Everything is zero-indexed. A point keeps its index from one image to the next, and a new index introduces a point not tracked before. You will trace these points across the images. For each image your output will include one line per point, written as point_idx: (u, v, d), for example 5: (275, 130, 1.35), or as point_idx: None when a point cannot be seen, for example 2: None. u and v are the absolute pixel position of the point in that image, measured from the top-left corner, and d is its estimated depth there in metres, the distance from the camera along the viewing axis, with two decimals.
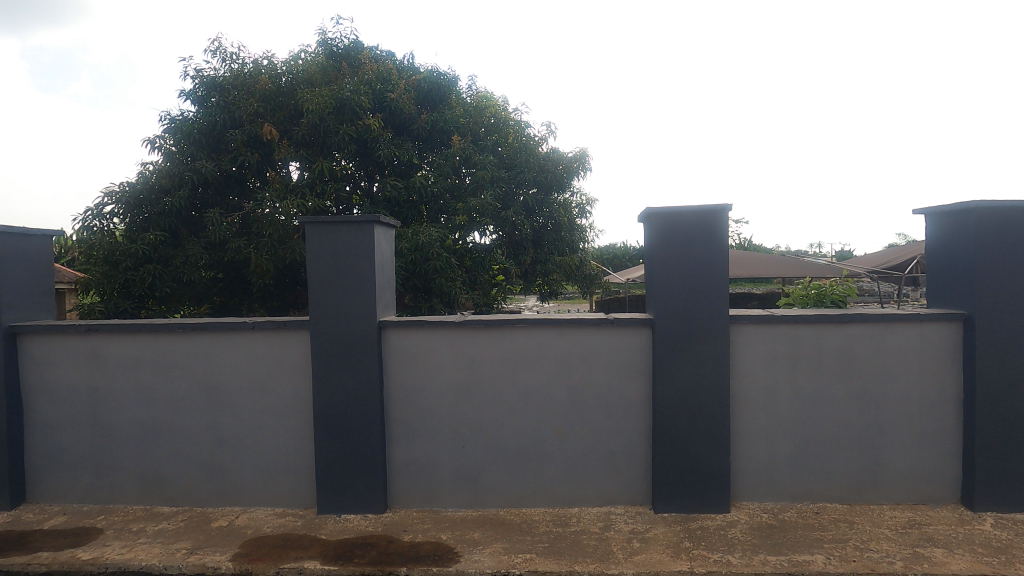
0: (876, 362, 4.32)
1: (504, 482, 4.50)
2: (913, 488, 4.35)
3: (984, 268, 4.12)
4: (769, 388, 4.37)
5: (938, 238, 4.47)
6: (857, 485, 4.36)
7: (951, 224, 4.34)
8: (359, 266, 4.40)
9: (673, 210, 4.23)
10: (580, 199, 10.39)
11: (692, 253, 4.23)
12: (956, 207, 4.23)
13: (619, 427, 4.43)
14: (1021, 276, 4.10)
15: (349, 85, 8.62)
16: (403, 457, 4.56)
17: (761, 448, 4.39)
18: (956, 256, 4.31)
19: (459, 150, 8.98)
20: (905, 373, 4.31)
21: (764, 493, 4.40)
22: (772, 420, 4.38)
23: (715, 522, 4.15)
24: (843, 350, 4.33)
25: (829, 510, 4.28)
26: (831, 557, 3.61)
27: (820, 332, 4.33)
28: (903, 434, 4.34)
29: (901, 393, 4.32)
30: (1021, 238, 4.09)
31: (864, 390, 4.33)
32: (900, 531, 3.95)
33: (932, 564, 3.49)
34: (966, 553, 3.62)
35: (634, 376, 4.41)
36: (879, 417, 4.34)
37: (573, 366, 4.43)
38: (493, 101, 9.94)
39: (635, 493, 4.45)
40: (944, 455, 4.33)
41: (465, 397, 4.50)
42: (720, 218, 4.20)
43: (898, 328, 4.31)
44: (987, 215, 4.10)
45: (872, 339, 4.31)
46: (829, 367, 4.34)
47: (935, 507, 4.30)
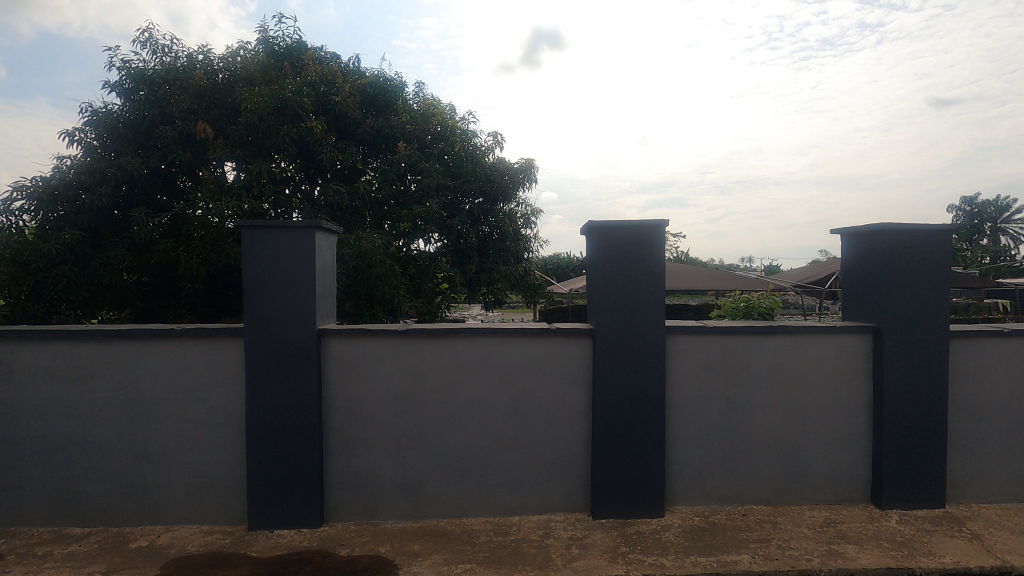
0: (798, 371, 4.62)
1: (445, 493, 4.48)
2: (830, 489, 4.67)
3: (891, 285, 4.51)
4: (702, 396, 4.58)
5: (853, 256, 4.85)
6: (781, 487, 4.64)
7: (864, 243, 4.73)
8: (297, 272, 4.28)
9: (614, 224, 4.39)
10: (526, 210, 10.51)
11: (631, 267, 4.38)
12: (866, 228, 4.62)
13: (560, 435, 4.51)
14: (923, 293, 4.50)
15: (291, 85, 8.38)
16: (341, 469, 4.45)
17: (695, 454, 4.59)
18: (867, 273, 4.69)
19: (405, 156, 8.82)
20: (824, 382, 4.64)
21: (696, 497, 4.60)
22: (704, 427, 4.59)
23: (650, 526, 4.30)
24: (770, 360, 4.60)
25: (755, 512, 4.53)
26: (755, 556, 3.82)
27: (749, 343, 4.59)
28: (822, 439, 4.65)
29: (820, 401, 4.64)
30: (923, 258, 4.50)
31: (788, 397, 4.62)
32: (817, 529, 4.23)
33: (844, 560, 3.76)
34: (874, 548, 3.93)
35: (575, 386, 4.51)
36: (801, 423, 4.63)
37: (516, 375, 4.48)
38: (440, 109, 9.93)
39: (574, 500, 4.53)
40: (856, 458, 4.67)
41: (408, 407, 4.46)
42: (658, 233, 4.37)
43: (818, 340, 4.63)
44: (892, 236, 4.51)
45: (795, 350, 4.62)
46: (756, 377, 4.60)
47: (848, 506, 4.64)
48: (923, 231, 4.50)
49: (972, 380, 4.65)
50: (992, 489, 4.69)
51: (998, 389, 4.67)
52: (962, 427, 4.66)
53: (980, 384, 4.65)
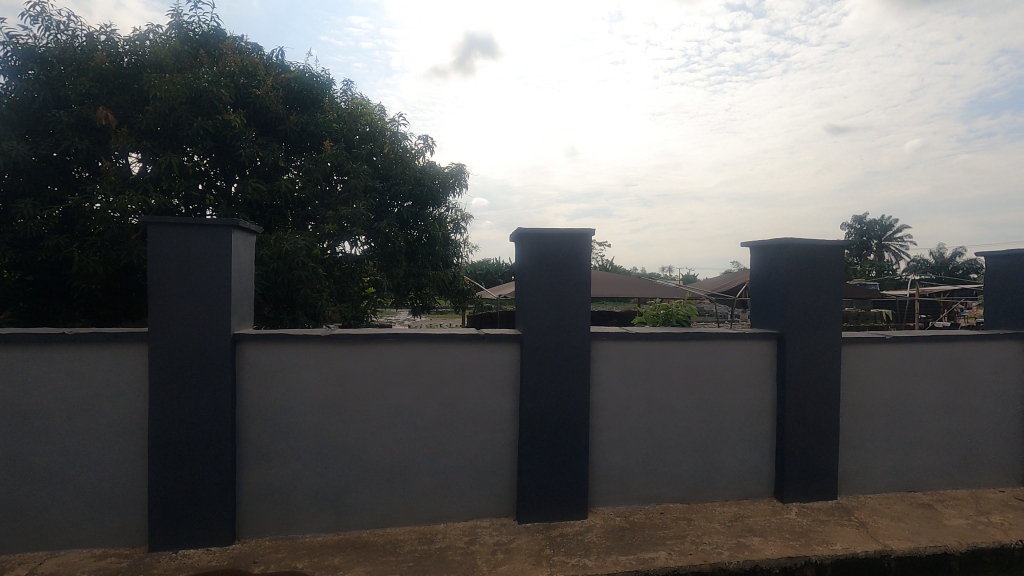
0: (712, 375, 4.90)
1: (369, 503, 4.35)
2: (739, 485, 4.98)
3: (793, 295, 4.89)
4: (624, 400, 4.75)
5: (760, 268, 5.22)
6: (695, 485, 4.89)
7: (769, 256, 5.10)
8: (211, 273, 4.02)
9: (542, 232, 4.47)
10: (456, 215, 10.49)
11: (559, 274, 4.47)
12: (772, 242, 4.99)
13: (487, 441, 4.52)
14: (819, 303, 4.92)
15: (207, 75, 7.89)
16: (257, 482, 4.22)
17: (617, 456, 4.75)
18: (772, 284, 5.07)
19: (330, 156, 8.52)
20: (734, 385, 4.95)
21: (618, 497, 4.75)
22: (625, 430, 4.76)
23: (573, 528, 4.39)
24: (686, 364, 4.85)
25: (671, 510, 4.75)
26: (671, 552, 4.01)
27: (667, 348, 4.82)
28: (732, 438, 4.96)
29: (731, 403, 4.94)
30: (819, 271, 4.91)
31: (702, 400, 4.88)
32: (727, 524, 4.50)
33: (751, 552, 4.03)
34: (777, 540, 4.23)
35: (502, 391, 4.53)
36: (714, 424, 4.92)
37: (444, 381, 4.44)
38: (369, 109, 9.72)
39: (500, 506, 4.55)
40: (762, 456, 5.02)
41: (330, 415, 4.30)
42: (584, 242, 4.49)
43: (729, 345, 4.94)
44: (794, 251, 4.90)
45: (709, 355, 4.90)
46: (674, 380, 4.83)
47: (754, 501, 4.97)
48: (820, 246, 4.92)
49: (861, 382, 5.13)
50: (876, 481, 5.20)
51: (882, 390, 5.18)
52: (852, 425, 5.13)
53: (867, 386, 5.15)
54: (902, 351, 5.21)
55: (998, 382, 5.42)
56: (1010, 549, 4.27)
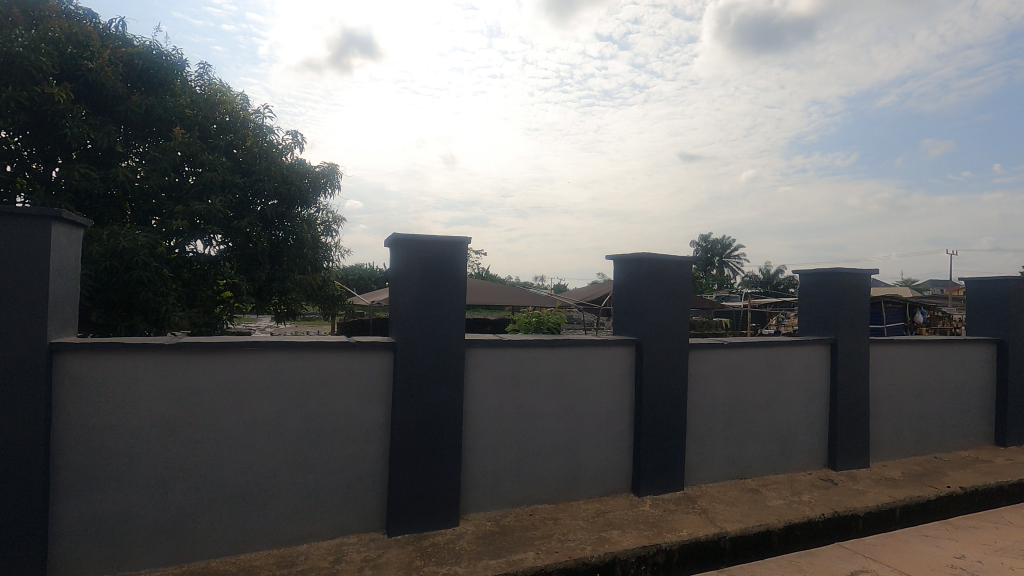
0: (578, 380, 5.18)
1: (219, 529, 3.95)
2: (601, 483, 5.31)
3: (650, 305, 5.34)
4: (496, 406, 4.83)
5: (621, 280, 5.64)
6: (562, 486, 5.12)
7: (629, 269, 5.53)
8: (22, 271, 3.40)
9: (418, 238, 4.42)
10: (327, 217, 9.96)
11: (434, 282, 4.45)
12: (632, 256, 5.42)
13: (356, 453, 4.34)
14: (671, 312, 5.43)
15: (22, 39, 6.74)
16: (77, 514, 3.64)
17: (489, 462, 4.81)
18: (631, 294, 5.50)
19: (182, 144, 7.69)
20: (598, 389, 5.27)
21: (489, 502, 4.82)
22: (497, 436, 4.84)
23: (444, 537, 4.37)
24: (556, 370, 5.08)
25: (540, 511, 4.93)
26: (539, 552, 4.15)
27: (537, 354, 5.00)
28: (596, 439, 5.28)
29: (595, 405, 5.26)
30: (672, 284, 5.43)
31: (569, 404, 5.14)
32: (590, 520, 4.77)
33: (610, 544, 4.31)
34: (633, 531, 4.57)
35: (373, 401, 4.39)
36: (579, 426, 5.19)
37: (309, 392, 4.19)
38: (230, 97, 8.91)
39: (368, 520, 4.39)
40: (621, 454, 5.40)
41: (173, 434, 3.84)
42: (460, 250, 4.52)
43: (594, 352, 5.26)
44: (650, 265, 5.38)
45: (575, 361, 5.17)
46: (544, 386, 5.02)
47: (614, 497, 5.33)
48: (672, 262, 5.44)
49: (704, 383, 5.75)
50: (716, 471, 5.84)
51: (722, 390, 5.85)
52: (697, 422, 5.72)
53: (709, 388, 5.78)
54: (737, 356, 5.93)
55: (808, 380, 6.38)
56: (815, 522, 5.04)
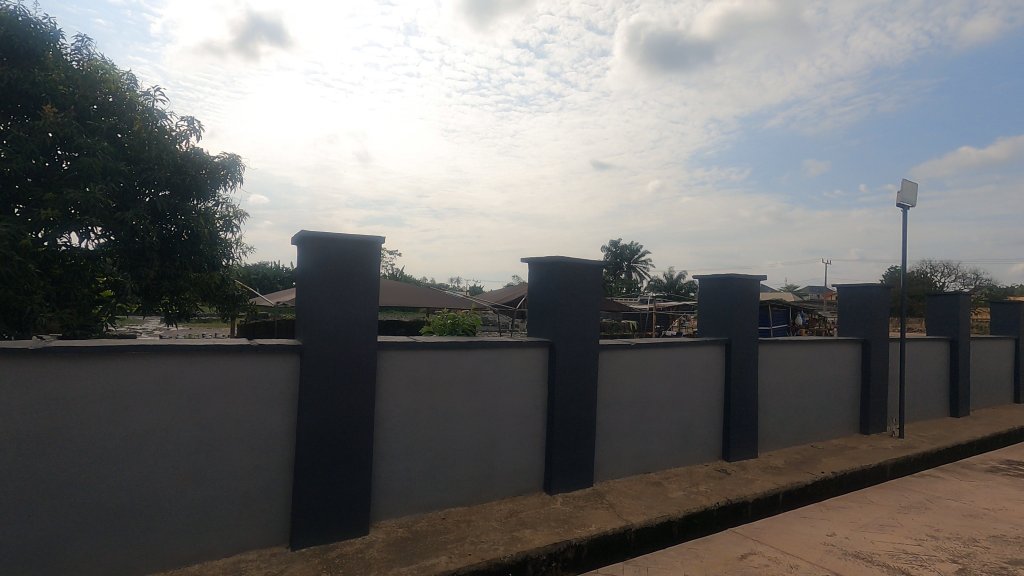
0: (492, 381, 5.20)
1: (94, 553, 3.56)
2: (514, 483, 5.37)
3: (563, 307, 5.48)
4: (409, 410, 4.74)
5: (536, 283, 5.74)
6: (475, 488, 5.12)
7: (544, 272, 5.64)
8: None
9: (328, 236, 4.22)
10: (226, 211, 9.25)
11: (346, 282, 4.28)
12: (547, 259, 5.53)
13: (257, 464, 4.07)
14: (583, 315, 5.60)
15: None
16: None
17: (400, 467, 4.71)
18: (545, 297, 5.61)
19: (53, 124, 6.97)
20: (512, 390, 5.33)
21: (400, 508, 4.72)
22: (410, 440, 4.75)
23: (353, 546, 4.21)
24: (471, 372, 5.07)
25: (453, 514, 4.90)
26: (452, 555, 4.11)
27: (452, 356, 4.97)
28: (509, 440, 5.32)
29: (509, 406, 5.30)
30: (584, 287, 5.60)
31: (483, 406, 5.14)
32: (503, 521, 4.80)
33: (522, 543, 4.36)
34: (545, 529, 4.66)
35: (277, 408, 4.14)
36: (493, 428, 5.22)
37: (205, 399, 3.88)
38: (113, 75, 8.05)
39: (269, 534, 4.14)
40: (534, 454, 5.49)
41: (39, 449, 3.39)
42: (374, 250, 4.38)
43: (509, 353, 5.31)
44: (564, 268, 5.52)
45: (490, 362, 5.20)
46: (458, 388, 4.99)
47: (527, 496, 5.41)
48: (585, 266, 5.61)
49: (613, 383, 5.99)
50: (623, 467, 6.10)
51: (629, 389, 6.12)
52: (606, 420, 5.95)
53: (618, 387, 6.03)
54: (643, 356, 6.24)
55: (705, 378, 6.84)
56: (711, 511, 5.40)
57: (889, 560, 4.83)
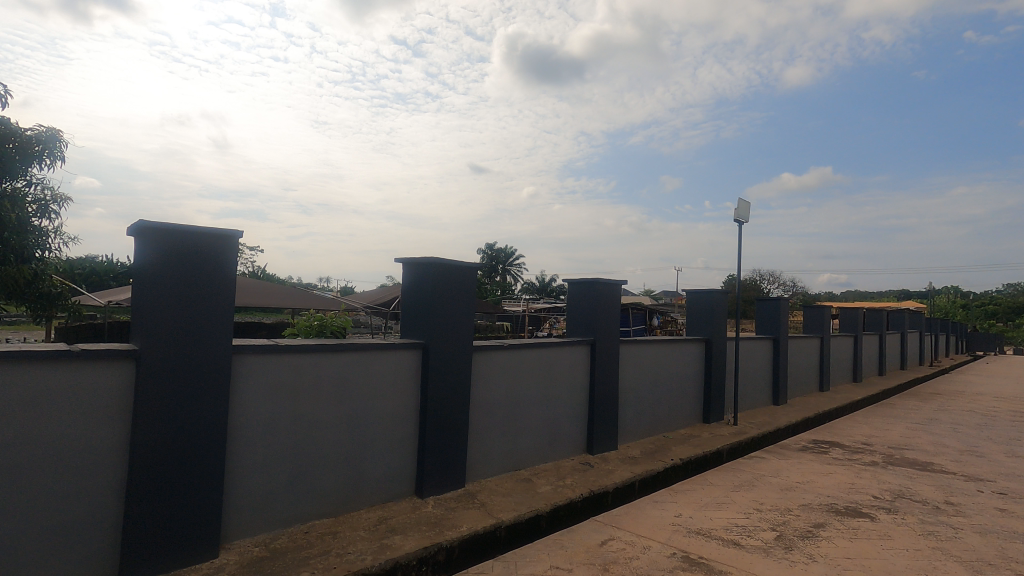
0: (362, 385, 5.01)
1: None
2: (384, 490, 5.21)
3: (437, 308, 5.43)
4: (268, 418, 4.39)
5: (410, 283, 5.63)
6: (342, 498, 4.88)
7: (418, 273, 5.55)
8: None
9: (176, 228, 3.77)
10: (41, 194, 7.89)
11: (196, 279, 3.85)
12: (421, 260, 5.46)
13: (78, 488, 3.51)
14: (457, 316, 5.60)
15: None
16: None
17: (258, 481, 4.34)
18: (418, 298, 5.53)
19: None
20: (383, 394, 5.17)
21: (256, 526, 4.36)
22: (269, 451, 4.40)
23: (199, 572, 3.80)
24: (339, 376, 4.83)
25: (317, 527, 4.63)
26: (314, 571, 3.88)
27: (318, 360, 4.69)
28: (379, 445, 5.16)
29: (380, 411, 5.14)
30: (458, 288, 5.61)
31: (351, 411, 4.93)
32: (371, 529, 4.64)
33: (391, 551, 4.25)
34: (415, 533, 4.59)
35: (105, 422, 3.60)
36: (362, 433, 5.02)
37: (6, 416, 3.24)
38: None
39: (93, 569, 3.59)
40: (405, 458, 5.38)
41: None
42: (230, 244, 4.01)
43: (380, 355, 5.15)
44: (439, 269, 5.48)
45: (360, 365, 4.99)
46: (325, 393, 4.73)
47: (397, 502, 5.28)
48: (459, 267, 5.62)
49: (485, 383, 6.07)
50: (494, 466, 6.21)
51: (501, 389, 6.25)
52: (479, 421, 6.01)
53: (490, 387, 6.12)
54: (514, 357, 6.40)
55: (572, 376, 7.20)
56: (575, 502, 5.70)
57: (724, 534, 5.46)
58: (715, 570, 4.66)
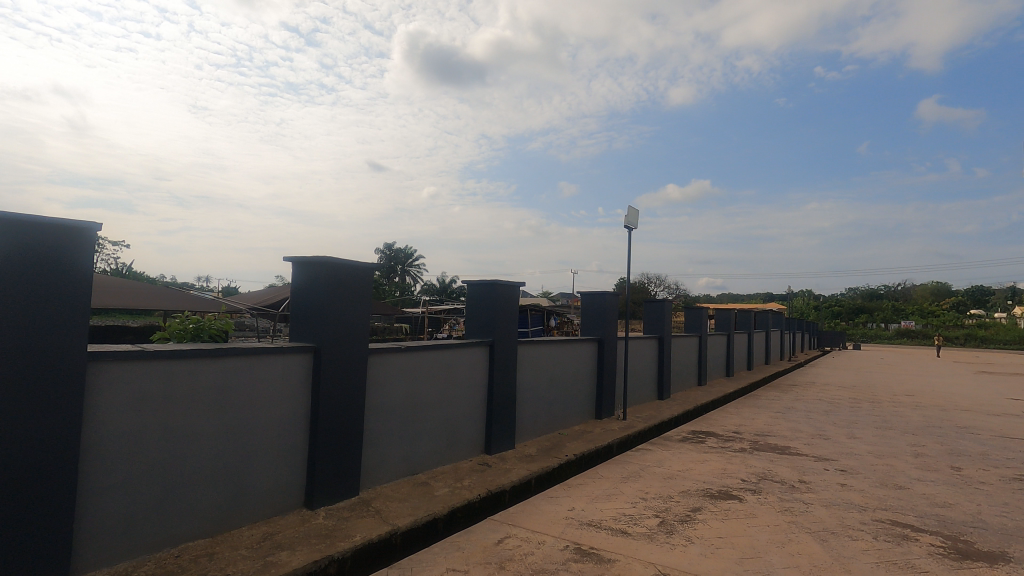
0: (245, 393, 4.65)
1: None
2: (269, 504, 4.87)
3: (330, 309, 5.18)
4: (132, 432, 3.94)
5: (300, 283, 5.33)
6: (220, 515, 4.50)
7: (309, 273, 5.28)
8: None
9: (16, 217, 3.28)
10: None
11: (42, 276, 3.36)
12: (314, 259, 5.20)
13: None
14: (352, 318, 5.38)
15: None
16: None
17: (119, 504, 3.88)
18: (310, 299, 5.24)
19: None
20: (268, 401, 4.83)
21: (117, 554, 3.89)
22: (132, 470, 3.95)
23: None
24: (217, 384, 4.45)
25: (190, 550, 4.23)
26: None
27: (194, 366, 4.29)
28: (264, 457, 4.82)
29: (264, 420, 4.80)
30: (353, 289, 5.40)
31: (232, 421, 4.56)
32: (254, 547, 4.33)
33: (277, 568, 3.99)
34: (304, 547, 4.35)
35: None
36: (244, 444, 4.66)
37: None
38: None
39: None
40: (293, 469, 5.08)
41: None
42: (86, 238, 3.56)
43: (266, 360, 4.81)
44: (333, 269, 5.26)
45: (243, 371, 4.63)
46: (201, 402, 4.34)
47: (284, 516, 4.97)
48: (355, 267, 5.42)
49: (381, 387, 5.89)
50: (390, 472, 6.05)
51: (397, 393, 6.10)
52: (374, 425, 5.82)
53: (386, 391, 5.95)
54: (411, 359, 6.29)
55: (470, 378, 7.21)
56: (473, 503, 5.71)
57: (613, 523, 5.75)
58: (604, 558, 4.89)
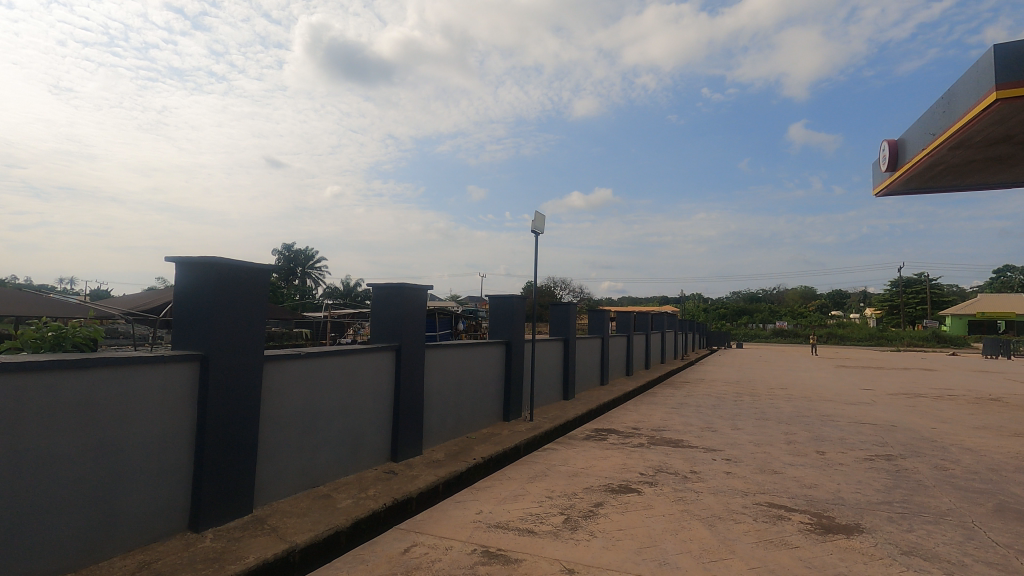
0: (115, 407, 4.16)
1: None
2: (144, 530, 4.40)
3: (219, 314, 4.79)
4: None
5: (182, 286, 4.86)
6: (84, 547, 3.99)
7: (194, 274, 4.84)
8: None
9: None
10: None
11: None
12: (200, 260, 4.78)
13: None
14: (244, 323, 5.01)
15: None
16: None
17: None
18: (195, 303, 4.80)
19: None
20: (143, 415, 4.36)
21: None
22: None
23: None
24: (81, 398, 3.94)
25: None
26: None
27: (51, 379, 3.77)
28: (139, 477, 4.35)
29: (138, 436, 4.33)
30: (245, 293, 5.03)
31: (99, 439, 4.07)
32: None
33: None
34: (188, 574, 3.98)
35: None
36: (115, 465, 4.18)
37: None
38: None
39: None
40: (174, 489, 4.62)
41: None
42: None
43: (141, 370, 4.34)
44: (224, 270, 4.88)
45: (113, 383, 4.14)
46: (60, 420, 3.82)
47: (164, 542, 4.52)
48: (248, 269, 5.06)
49: (277, 396, 5.54)
50: (288, 486, 5.71)
51: (295, 402, 5.77)
52: (269, 437, 5.46)
53: (283, 400, 5.61)
54: (311, 366, 5.97)
55: (375, 384, 6.98)
56: (378, 513, 5.53)
57: (520, 524, 5.83)
58: (511, 559, 4.94)
